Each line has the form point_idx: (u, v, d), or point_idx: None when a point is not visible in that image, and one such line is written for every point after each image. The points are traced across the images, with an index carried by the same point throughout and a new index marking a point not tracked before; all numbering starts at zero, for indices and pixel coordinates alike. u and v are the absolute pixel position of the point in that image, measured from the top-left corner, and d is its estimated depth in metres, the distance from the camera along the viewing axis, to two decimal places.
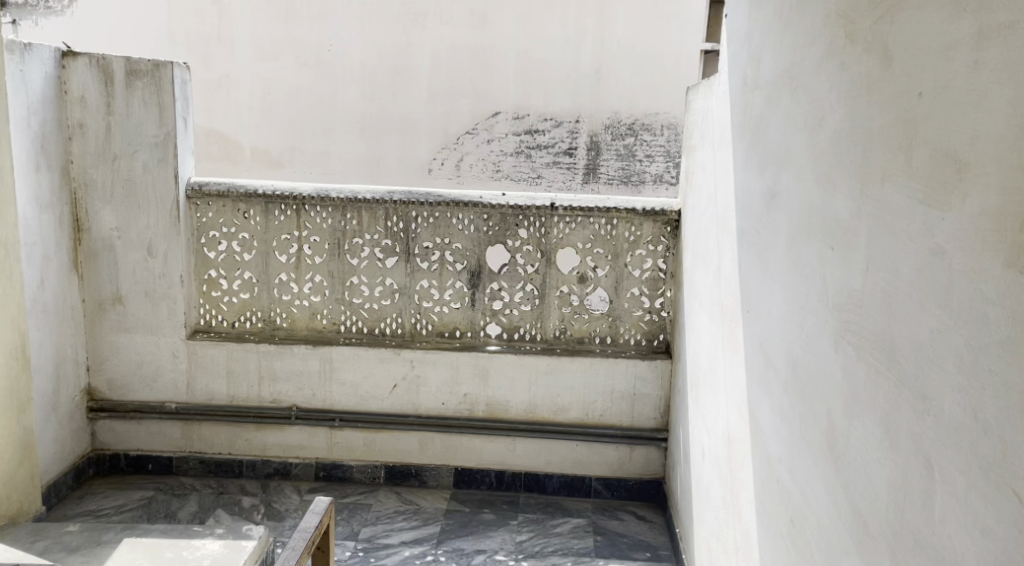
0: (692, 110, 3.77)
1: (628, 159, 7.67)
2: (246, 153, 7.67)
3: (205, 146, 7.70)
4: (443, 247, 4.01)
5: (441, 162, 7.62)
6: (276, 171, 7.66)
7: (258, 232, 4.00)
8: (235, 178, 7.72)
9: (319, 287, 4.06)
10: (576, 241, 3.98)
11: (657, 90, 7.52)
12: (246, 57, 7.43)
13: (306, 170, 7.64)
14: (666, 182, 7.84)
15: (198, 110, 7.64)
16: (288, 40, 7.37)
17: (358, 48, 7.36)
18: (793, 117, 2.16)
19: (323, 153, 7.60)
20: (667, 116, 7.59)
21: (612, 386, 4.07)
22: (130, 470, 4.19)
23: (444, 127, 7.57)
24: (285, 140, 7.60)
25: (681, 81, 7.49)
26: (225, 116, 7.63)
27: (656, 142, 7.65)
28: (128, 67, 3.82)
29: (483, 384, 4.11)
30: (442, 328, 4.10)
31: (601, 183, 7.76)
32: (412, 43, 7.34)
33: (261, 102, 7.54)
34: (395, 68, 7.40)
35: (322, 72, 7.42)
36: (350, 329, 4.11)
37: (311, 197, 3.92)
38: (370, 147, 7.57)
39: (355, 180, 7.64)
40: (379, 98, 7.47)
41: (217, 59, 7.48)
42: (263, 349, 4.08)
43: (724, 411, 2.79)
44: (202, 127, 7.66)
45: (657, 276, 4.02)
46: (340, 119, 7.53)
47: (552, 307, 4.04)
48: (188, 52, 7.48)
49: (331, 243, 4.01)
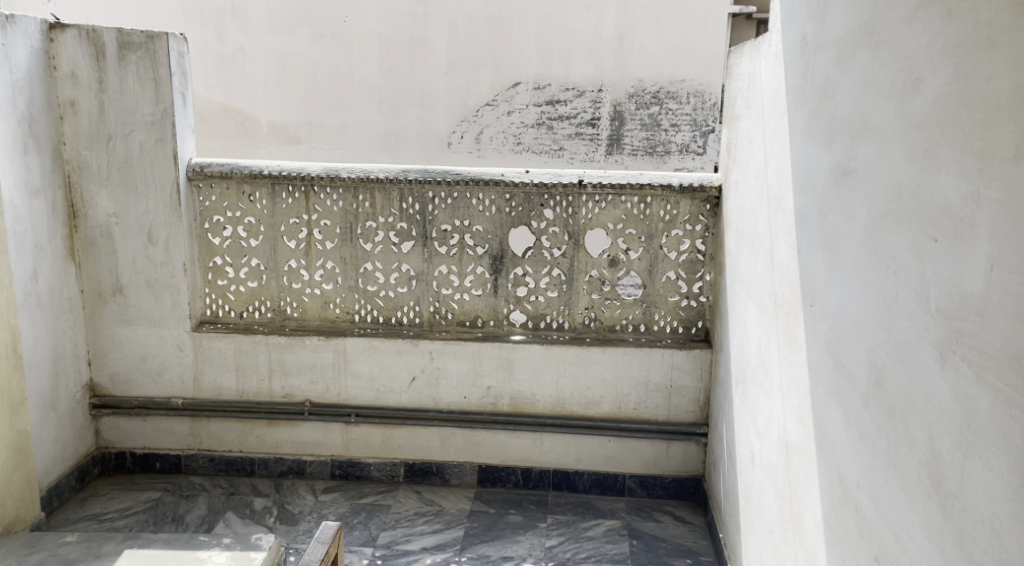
0: (735, 74, 3.42)
1: (653, 128, 7.36)
2: (264, 129, 7.39)
3: (222, 122, 7.42)
4: (462, 230, 3.76)
5: (461, 135, 7.37)
6: (293, 148, 7.39)
7: (266, 216, 3.78)
8: (252, 155, 7.45)
9: (330, 274, 3.84)
10: (607, 221, 3.73)
11: (682, 57, 7.21)
12: (262, 30, 7.15)
13: (324, 145, 7.36)
14: (693, 152, 7.49)
15: (214, 86, 7.36)
16: (302, 11, 7.05)
17: (374, 18, 7.04)
18: (872, 80, 1.83)
19: (341, 128, 7.32)
20: (694, 83, 7.27)
21: (646, 377, 3.78)
22: (136, 469, 3.94)
23: (463, 99, 7.28)
24: (302, 116, 7.31)
25: (707, 46, 7.19)
26: (240, 91, 7.35)
27: (682, 110, 7.34)
28: (120, 40, 3.53)
29: (507, 376, 3.83)
30: (463, 317, 3.85)
31: (625, 154, 7.41)
32: (429, 12, 7.03)
33: (277, 78, 7.25)
34: (412, 39, 7.10)
35: (339, 44, 7.11)
36: (364, 319, 3.87)
37: (321, 178, 3.69)
38: (389, 121, 7.30)
39: (373, 155, 7.39)
40: (396, 71, 7.17)
41: (233, 34, 7.20)
42: (273, 341, 3.82)
43: (780, 415, 2.49)
44: (219, 103, 7.38)
45: (695, 259, 3.74)
46: (356, 92, 7.24)
47: (580, 293, 3.79)
48: (202, 28, 7.21)
49: (342, 227, 3.78)
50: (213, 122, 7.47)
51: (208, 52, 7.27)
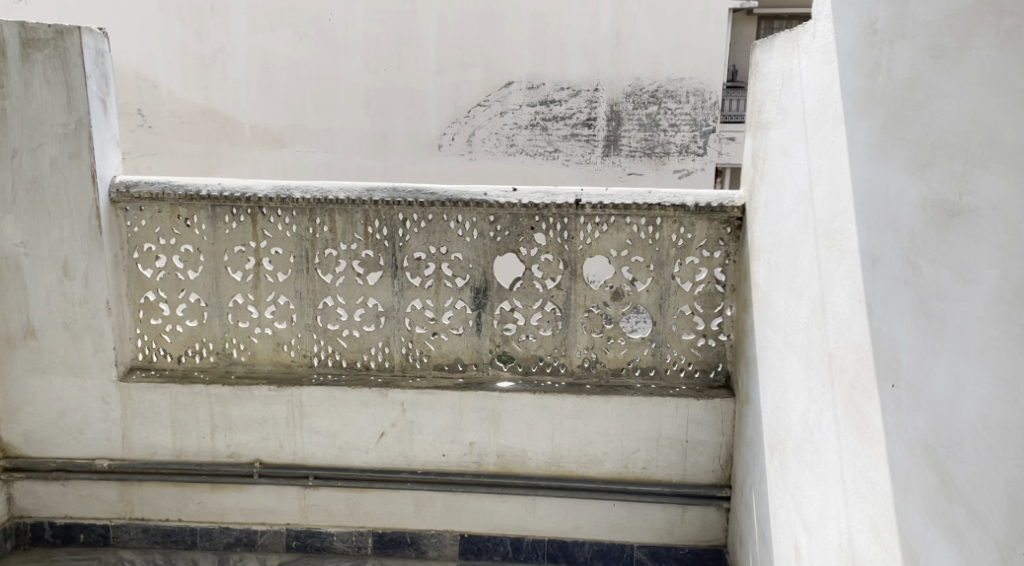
0: (759, 72, 2.87)
1: (651, 128, 7.45)
2: (246, 132, 7.51)
3: (202, 125, 7.52)
4: (439, 258, 3.21)
5: (452, 137, 7.48)
6: (277, 151, 7.50)
7: (206, 243, 3.21)
8: (235, 159, 7.57)
9: (283, 311, 3.27)
10: (609, 247, 3.16)
11: (681, 54, 7.29)
12: (244, 29, 7.21)
13: (309, 148, 7.47)
14: (692, 153, 7.56)
15: (194, 88, 7.44)
16: (286, 10, 7.10)
17: (360, 16, 7.09)
18: (1003, 86, 1.28)
19: (327, 131, 7.42)
20: (694, 81, 7.35)
21: (657, 431, 3.20)
22: (57, 542, 3.35)
23: (453, 99, 7.38)
24: (284, 119, 7.43)
25: (705, 44, 7.28)
26: (221, 93, 7.44)
27: (682, 110, 7.44)
28: (23, 36, 2.93)
29: (492, 431, 3.25)
30: (440, 360, 3.29)
31: (622, 155, 7.44)
32: (418, 10, 7.09)
33: (260, 77, 7.35)
34: (400, 38, 7.17)
35: (324, 43, 7.18)
36: (324, 363, 3.30)
37: (270, 199, 3.13)
38: (377, 123, 7.41)
39: (361, 158, 7.49)
40: (384, 70, 7.25)
41: (212, 32, 7.25)
42: (215, 392, 3.24)
43: (839, 514, 1.92)
44: (199, 106, 7.47)
45: (714, 290, 3.18)
46: (343, 92, 7.34)
47: (578, 330, 3.24)
48: (181, 28, 7.25)
49: (297, 255, 3.22)
50: (195, 128, 7.54)
51: (188, 53, 7.33)
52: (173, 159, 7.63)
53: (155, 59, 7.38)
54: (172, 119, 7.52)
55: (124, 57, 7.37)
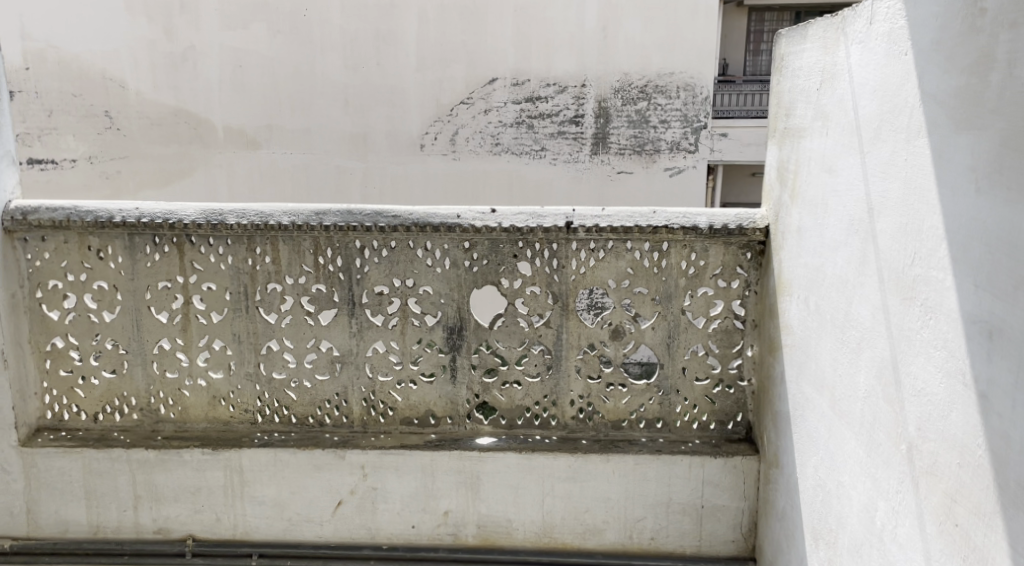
0: (784, 66, 2.37)
1: (641, 125, 6.95)
2: (220, 133, 6.94)
3: (174, 127, 6.95)
4: (404, 293, 2.68)
5: (435, 136, 6.93)
6: (253, 153, 6.96)
7: (123, 279, 2.68)
8: (209, 161, 7.01)
9: (219, 358, 2.74)
10: (607, 277, 2.64)
11: (671, 47, 6.75)
12: (213, 25, 6.65)
13: (287, 149, 6.94)
14: (684, 150, 7.10)
15: (164, 88, 6.86)
16: (257, 4, 6.55)
17: (337, 11, 6.54)
18: None
19: (304, 131, 6.88)
20: (683, 76, 6.82)
21: (667, 496, 2.70)
22: None
23: (436, 97, 6.84)
24: (259, 119, 6.88)
25: (697, 35, 6.73)
26: (193, 92, 6.85)
27: (672, 106, 6.92)
28: None
29: (470, 497, 2.74)
30: (409, 414, 2.78)
31: (612, 154, 6.97)
32: (396, 4, 6.56)
33: (232, 75, 6.78)
34: (378, 33, 6.62)
35: (299, 40, 6.63)
36: (270, 419, 2.79)
37: (198, 225, 2.59)
38: (356, 122, 6.86)
39: (340, 159, 6.96)
40: (363, 68, 6.70)
41: (182, 30, 6.69)
42: (137, 457, 2.71)
43: None
44: (170, 107, 6.90)
45: (732, 327, 2.68)
46: (319, 92, 6.77)
47: (572, 376, 2.73)
48: (148, 24, 6.69)
49: (234, 292, 2.68)
50: (165, 129, 6.98)
51: (156, 50, 6.77)
52: (142, 163, 7.08)
53: (123, 57, 6.81)
54: (141, 121, 6.98)
55: (89, 56, 6.80)
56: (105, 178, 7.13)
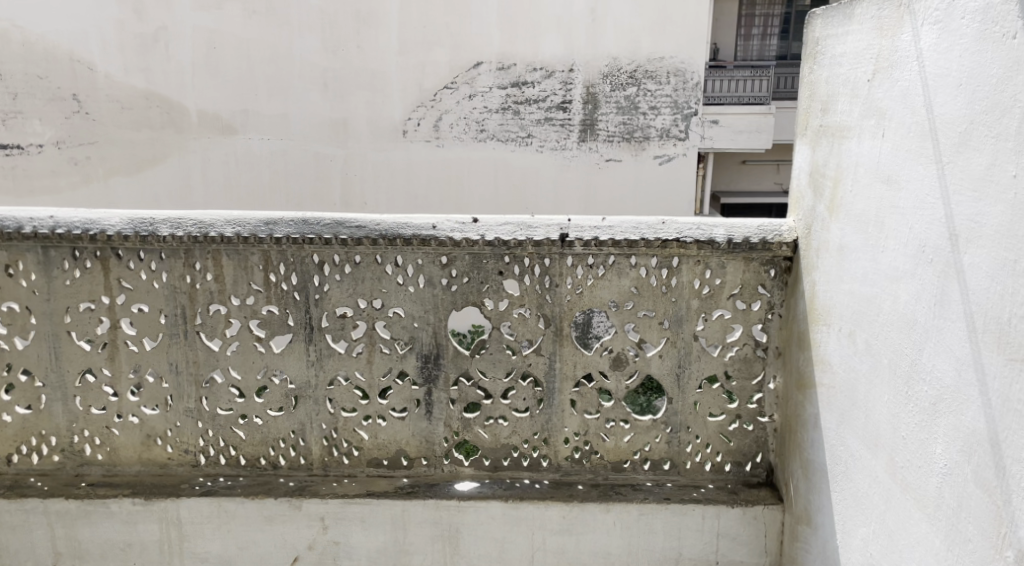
0: (818, 51, 1.97)
1: (631, 112, 6.54)
2: (193, 118, 6.47)
3: (146, 111, 6.48)
4: (371, 316, 2.28)
5: (417, 122, 6.49)
6: (227, 139, 6.51)
7: (36, 299, 2.26)
8: (183, 148, 6.55)
9: (153, 392, 2.34)
10: (609, 298, 2.25)
11: (661, 30, 6.33)
12: (183, 3, 6.18)
13: (263, 135, 6.49)
14: (674, 138, 6.65)
15: (134, 70, 6.39)
16: None
17: None
18: None
19: (280, 117, 6.44)
20: (675, 60, 6.40)
21: (676, 550, 2.35)
22: None
23: (418, 82, 6.40)
24: (234, 103, 6.43)
25: (692, 17, 6.33)
26: (163, 75, 6.38)
27: (662, 92, 6.49)
28: None
29: (448, 553, 2.37)
30: (377, 455, 2.39)
31: (600, 141, 6.58)
32: None
33: (206, 58, 6.31)
34: (357, 13, 6.18)
35: (272, 20, 6.18)
36: (213, 462, 2.39)
37: (125, 237, 2.18)
38: (334, 108, 6.42)
39: (317, 147, 6.52)
40: (341, 50, 6.27)
41: (151, 9, 6.22)
42: (55, 508, 2.32)
43: None
44: (139, 90, 6.43)
45: (752, 355, 2.30)
46: (294, 76, 6.33)
47: (566, 412, 2.34)
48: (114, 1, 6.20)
49: (170, 315, 2.28)
50: (135, 113, 6.50)
51: (122, 30, 6.29)
52: (110, 148, 6.58)
53: (91, 37, 6.29)
54: (109, 105, 6.49)
55: (55, 36, 6.27)
56: (74, 165, 6.59)
